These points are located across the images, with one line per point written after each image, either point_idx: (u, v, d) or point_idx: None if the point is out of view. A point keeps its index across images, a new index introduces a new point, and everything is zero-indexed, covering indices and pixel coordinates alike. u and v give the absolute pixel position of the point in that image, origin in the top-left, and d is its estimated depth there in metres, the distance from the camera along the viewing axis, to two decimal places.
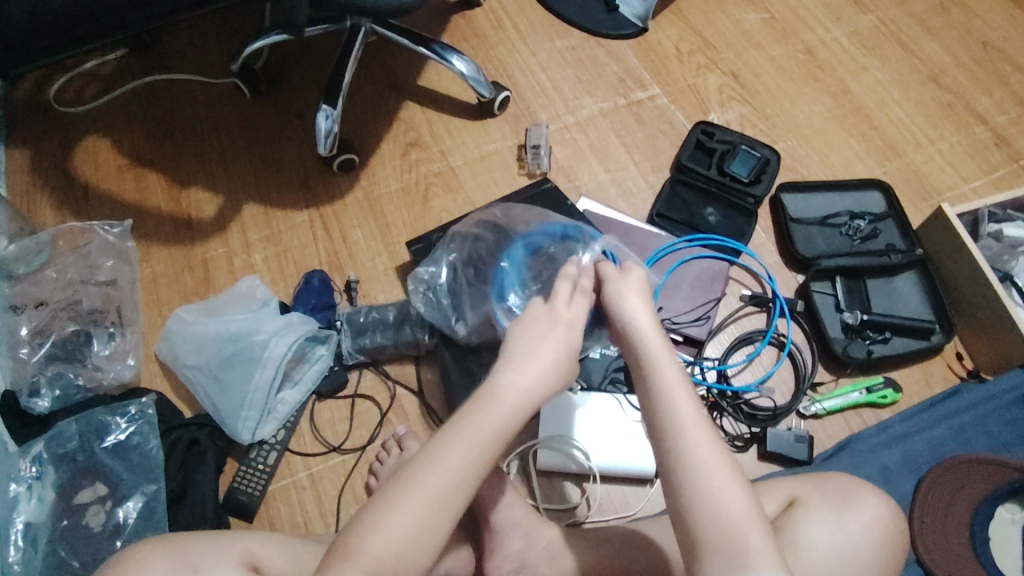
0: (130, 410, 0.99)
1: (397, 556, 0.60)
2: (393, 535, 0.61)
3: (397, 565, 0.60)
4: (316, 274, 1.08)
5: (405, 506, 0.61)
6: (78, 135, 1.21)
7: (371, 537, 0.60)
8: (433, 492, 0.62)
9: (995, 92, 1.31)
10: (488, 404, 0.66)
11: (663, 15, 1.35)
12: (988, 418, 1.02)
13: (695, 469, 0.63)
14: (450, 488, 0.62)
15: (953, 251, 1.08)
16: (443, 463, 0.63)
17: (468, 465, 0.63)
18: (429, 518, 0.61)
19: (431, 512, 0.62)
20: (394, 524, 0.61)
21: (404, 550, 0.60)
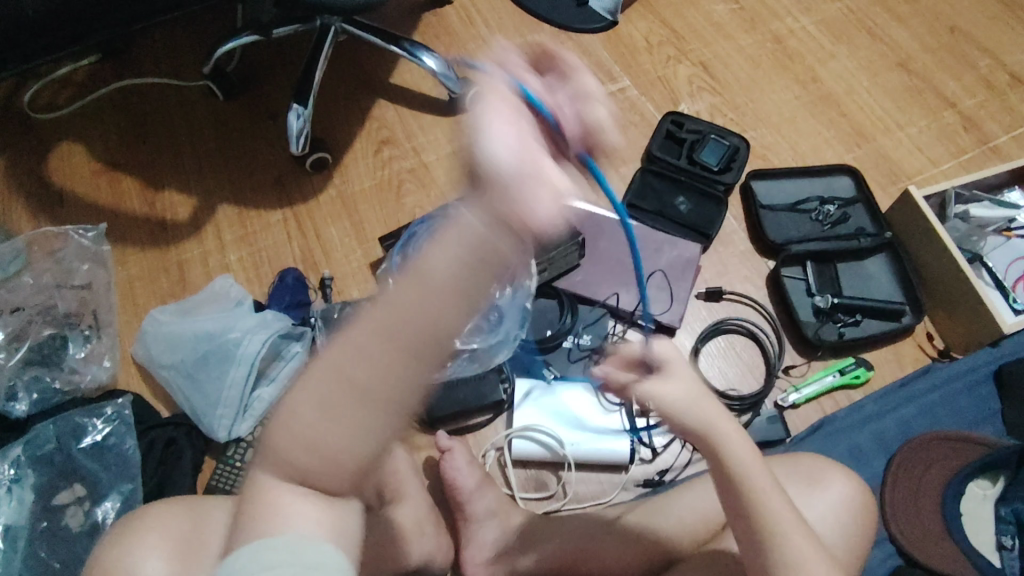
0: (106, 411, 0.99)
1: (307, 449, 0.49)
2: (301, 420, 0.48)
3: (304, 454, 0.49)
4: (289, 272, 1.08)
5: (300, 400, 0.48)
6: (52, 141, 1.21)
7: (278, 422, 0.50)
8: (338, 377, 0.47)
9: (963, 77, 1.32)
10: (381, 301, 0.46)
11: (632, 8, 1.36)
12: (957, 396, 1.04)
13: (745, 465, 0.68)
14: (336, 401, 0.47)
15: (921, 233, 1.09)
16: (324, 366, 0.47)
17: (379, 354, 0.45)
18: (340, 402, 0.47)
19: (351, 411, 0.47)
20: (297, 415, 0.48)
21: (317, 449, 0.49)
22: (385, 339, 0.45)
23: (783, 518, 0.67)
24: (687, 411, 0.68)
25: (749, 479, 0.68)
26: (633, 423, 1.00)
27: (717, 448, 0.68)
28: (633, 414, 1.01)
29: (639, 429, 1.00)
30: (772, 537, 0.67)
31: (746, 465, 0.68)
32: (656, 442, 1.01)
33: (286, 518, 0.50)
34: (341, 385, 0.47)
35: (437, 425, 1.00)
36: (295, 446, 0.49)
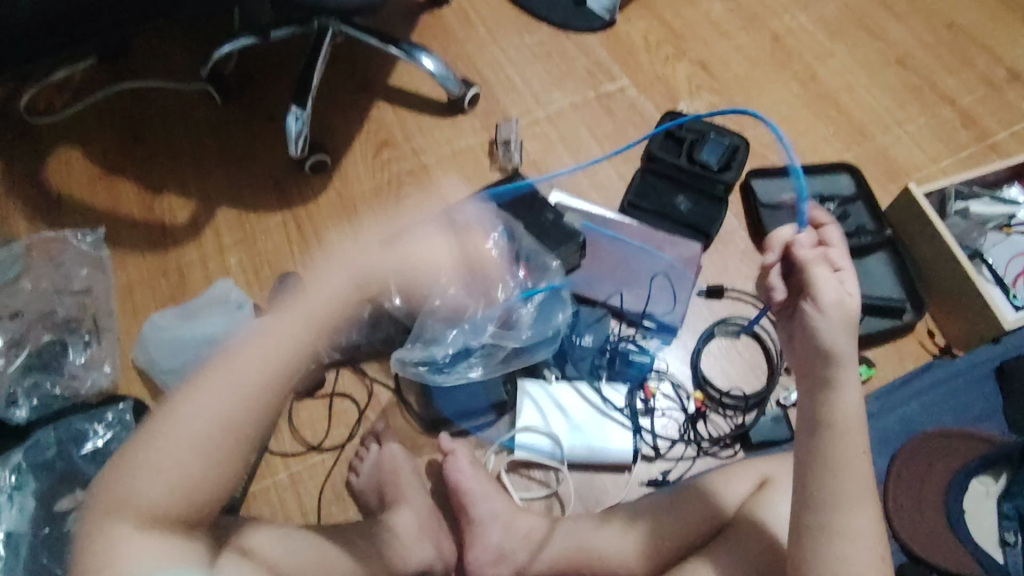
0: (107, 417, 0.99)
1: (170, 490, 0.60)
2: (168, 460, 0.60)
3: (171, 496, 0.60)
4: (289, 276, 1.08)
5: (167, 446, 0.61)
6: (49, 146, 1.21)
7: (138, 483, 0.60)
8: (195, 430, 0.61)
9: (962, 73, 1.32)
10: (234, 363, 0.63)
11: (631, 6, 1.36)
12: (959, 393, 1.04)
13: (852, 439, 0.68)
14: (211, 438, 0.61)
15: (921, 231, 1.09)
16: (183, 400, 0.62)
17: (253, 377, 0.63)
18: (219, 441, 0.62)
19: (196, 468, 0.61)
20: (143, 490, 0.60)
21: (181, 485, 0.61)
22: (249, 382, 0.63)
23: (863, 502, 0.67)
24: (834, 335, 0.67)
25: (849, 437, 0.67)
26: (634, 423, 1.01)
27: (835, 416, 0.68)
28: (635, 415, 1.02)
29: (642, 427, 1.01)
30: (842, 507, 0.66)
31: (848, 425, 0.68)
32: (658, 440, 1.01)
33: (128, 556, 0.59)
34: (208, 431, 0.61)
35: (439, 428, 1.01)
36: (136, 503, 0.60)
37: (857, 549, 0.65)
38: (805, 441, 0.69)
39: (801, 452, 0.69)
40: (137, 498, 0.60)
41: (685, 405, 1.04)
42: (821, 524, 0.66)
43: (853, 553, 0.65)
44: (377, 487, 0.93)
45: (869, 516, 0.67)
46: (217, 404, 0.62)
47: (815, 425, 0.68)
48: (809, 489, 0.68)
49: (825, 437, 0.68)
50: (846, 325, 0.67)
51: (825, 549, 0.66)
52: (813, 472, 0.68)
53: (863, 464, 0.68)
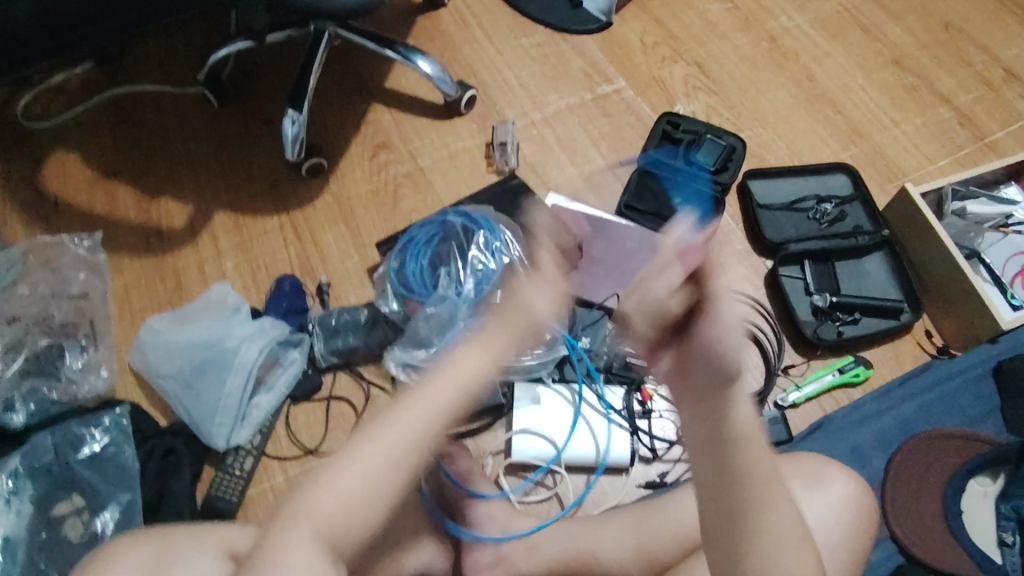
0: (104, 421, 0.98)
1: (346, 511, 0.56)
2: (343, 484, 0.56)
3: (342, 518, 0.56)
4: (287, 279, 1.08)
5: (355, 465, 0.57)
6: (46, 151, 1.21)
7: (320, 496, 0.56)
8: (383, 456, 0.57)
9: (958, 73, 1.32)
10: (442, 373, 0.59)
11: (627, 8, 1.36)
12: (957, 393, 1.03)
13: (751, 439, 0.55)
14: (387, 465, 0.57)
15: (919, 231, 1.09)
16: (411, 404, 0.58)
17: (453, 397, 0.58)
18: (389, 469, 0.57)
19: (367, 495, 0.57)
20: (320, 504, 0.56)
21: (351, 513, 0.56)
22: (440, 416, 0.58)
23: (774, 502, 0.57)
24: (736, 354, 0.52)
25: (751, 456, 0.56)
26: (632, 425, 1.01)
27: (730, 429, 0.55)
28: (632, 416, 1.01)
29: (639, 429, 1.01)
30: (760, 509, 0.56)
31: (748, 435, 0.55)
32: (656, 442, 1.01)
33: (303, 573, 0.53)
34: (383, 463, 0.57)
35: None
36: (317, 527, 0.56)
37: (787, 547, 0.56)
38: (709, 465, 0.55)
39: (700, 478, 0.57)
40: (314, 513, 0.56)
41: None
42: (743, 549, 0.56)
43: (774, 558, 0.56)
44: None
45: (786, 510, 0.57)
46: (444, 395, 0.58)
47: (716, 450, 0.55)
48: (721, 513, 0.56)
49: (722, 455, 0.55)
50: (741, 337, 0.53)
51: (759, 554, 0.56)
52: (717, 496, 0.56)
53: (763, 466, 0.56)
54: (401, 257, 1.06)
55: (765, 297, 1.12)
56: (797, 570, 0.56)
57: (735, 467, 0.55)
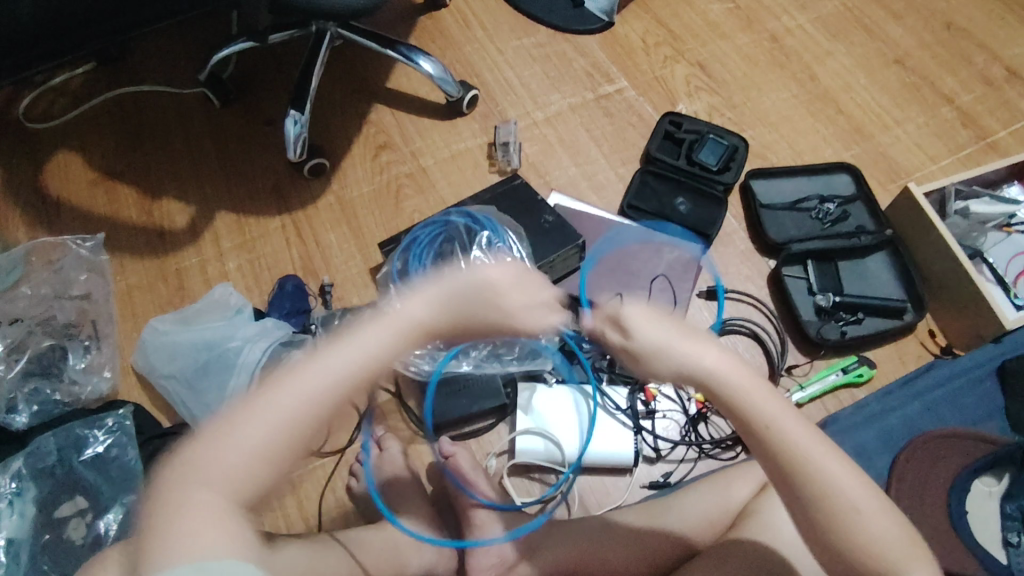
0: (107, 422, 0.98)
1: (245, 464, 0.57)
2: (247, 436, 0.57)
3: (244, 471, 0.57)
4: (290, 280, 1.08)
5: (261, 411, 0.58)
6: (48, 152, 1.21)
7: (223, 446, 0.57)
8: (289, 407, 0.58)
9: (960, 72, 1.32)
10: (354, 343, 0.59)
11: (628, 8, 1.36)
12: (961, 393, 1.03)
13: (818, 452, 0.60)
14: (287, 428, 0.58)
15: (922, 230, 1.09)
16: (318, 367, 0.58)
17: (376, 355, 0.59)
18: (294, 419, 0.58)
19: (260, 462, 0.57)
20: (223, 453, 0.57)
21: (252, 463, 0.57)
22: (354, 378, 0.59)
23: (863, 514, 0.60)
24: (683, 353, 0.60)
25: (758, 409, 0.60)
26: (636, 424, 1.00)
27: (791, 448, 0.60)
28: (636, 416, 1.01)
29: (642, 429, 1.01)
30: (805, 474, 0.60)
31: (749, 391, 0.60)
32: (659, 442, 1.01)
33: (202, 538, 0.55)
34: (291, 418, 0.58)
35: (440, 432, 1.00)
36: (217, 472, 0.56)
37: (886, 550, 0.60)
38: (786, 490, 0.61)
39: (789, 504, 0.62)
40: (216, 461, 0.57)
41: (685, 406, 1.03)
42: (846, 559, 0.60)
43: (841, 519, 0.60)
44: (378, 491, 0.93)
45: (833, 466, 0.60)
46: (375, 351, 0.59)
47: (786, 479, 0.60)
48: (820, 542, 0.61)
49: (798, 481, 0.60)
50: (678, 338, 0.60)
51: (831, 525, 0.60)
52: (809, 523, 0.61)
53: (779, 417, 0.61)
54: (403, 257, 1.05)
55: (767, 296, 1.12)
56: (873, 522, 0.60)
57: (817, 492, 0.60)
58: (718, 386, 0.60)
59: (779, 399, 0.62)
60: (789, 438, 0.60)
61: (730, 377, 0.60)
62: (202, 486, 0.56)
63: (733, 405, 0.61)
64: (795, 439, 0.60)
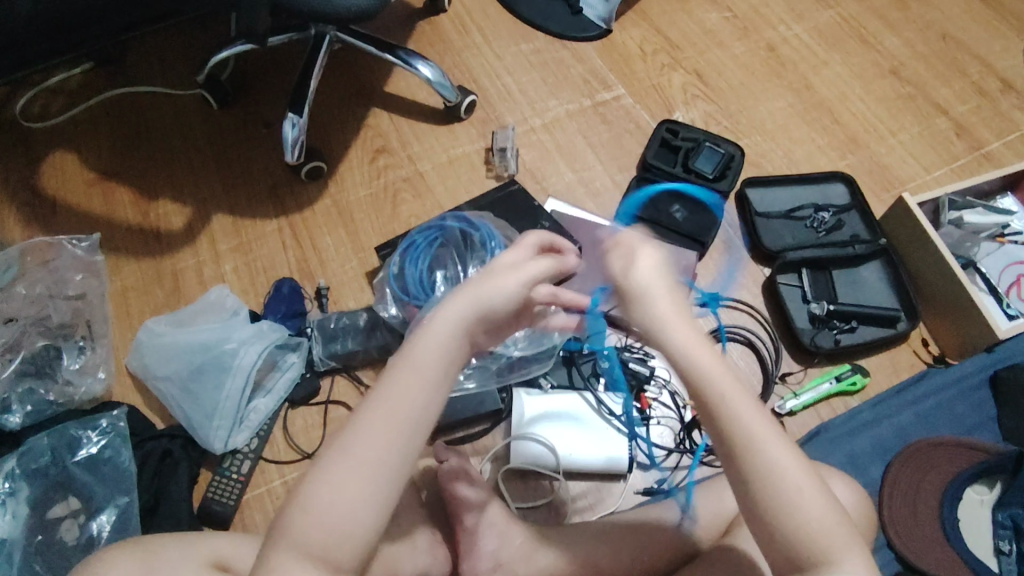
0: (100, 424, 0.98)
1: (328, 530, 0.58)
2: (324, 502, 0.58)
3: (327, 535, 0.58)
4: (286, 282, 1.08)
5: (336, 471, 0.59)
6: (45, 151, 1.20)
7: (301, 513, 0.59)
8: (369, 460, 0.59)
9: (955, 84, 1.33)
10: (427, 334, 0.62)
11: (626, 16, 1.37)
12: (952, 402, 1.04)
13: (755, 437, 0.60)
14: (384, 452, 0.59)
15: (917, 240, 1.09)
16: (403, 374, 0.61)
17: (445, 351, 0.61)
18: (376, 467, 0.59)
19: (367, 486, 0.59)
20: (302, 521, 0.58)
21: (334, 527, 0.58)
22: (424, 393, 0.61)
23: (809, 496, 0.60)
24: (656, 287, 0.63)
25: (715, 385, 0.61)
26: (632, 431, 1.00)
27: (729, 427, 0.60)
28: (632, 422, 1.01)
29: (637, 437, 1.01)
30: (750, 449, 0.60)
31: (711, 372, 0.61)
32: (654, 449, 1.02)
33: None
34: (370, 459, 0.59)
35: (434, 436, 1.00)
36: (311, 525, 0.58)
37: (826, 532, 0.59)
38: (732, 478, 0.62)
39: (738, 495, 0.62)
40: (296, 533, 0.58)
41: (681, 413, 1.04)
42: (793, 550, 0.60)
43: (779, 498, 0.60)
44: None
45: (778, 444, 0.61)
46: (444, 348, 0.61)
47: (731, 455, 0.61)
48: (767, 527, 0.60)
49: (735, 466, 0.61)
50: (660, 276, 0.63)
51: (771, 502, 0.60)
52: (748, 507, 0.61)
53: (736, 394, 0.61)
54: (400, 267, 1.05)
55: (762, 304, 1.13)
56: (814, 504, 0.60)
57: (751, 480, 0.60)
58: (672, 352, 0.61)
59: (742, 385, 0.62)
60: (738, 414, 0.60)
61: (685, 357, 0.61)
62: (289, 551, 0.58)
63: (694, 388, 0.61)
64: (746, 420, 0.60)
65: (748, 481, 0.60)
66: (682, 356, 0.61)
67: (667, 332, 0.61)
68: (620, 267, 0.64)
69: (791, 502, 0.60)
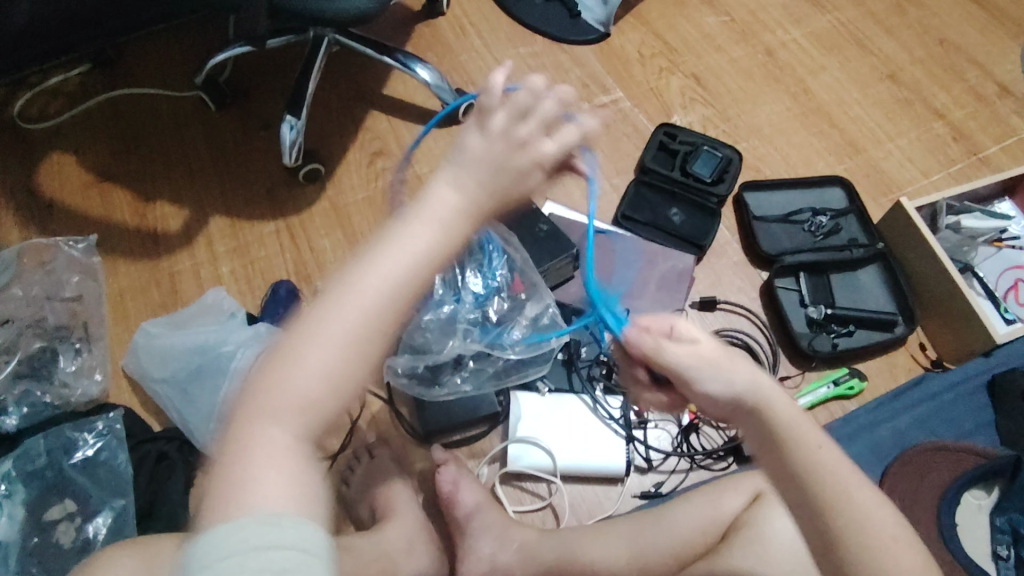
0: (97, 426, 0.98)
1: (306, 396, 0.53)
2: (306, 369, 0.54)
3: (304, 403, 0.53)
4: (282, 286, 1.08)
5: (317, 341, 0.54)
6: (42, 153, 1.20)
7: (281, 382, 0.54)
8: (345, 331, 0.55)
9: (953, 88, 1.34)
10: (412, 237, 0.59)
11: (624, 20, 1.37)
12: (949, 407, 1.04)
13: (840, 489, 0.58)
14: (360, 326, 0.55)
15: (913, 244, 1.10)
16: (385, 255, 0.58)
17: (439, 242, 0.60)
18: (356, 338, 0.55)
19: (347, 360, 0.55)
20: (283, 386, 0.53)
21: (315, 394, 0.54)
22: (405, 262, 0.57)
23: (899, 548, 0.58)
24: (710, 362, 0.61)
25: (798, 442, 0.59)
26: (629, 434, 1.01)
27: (812, 482, 0.58)
28: (629, 425, 1.01)
29: (634, 440, 1.01)
30: (835, 505, 0.58)
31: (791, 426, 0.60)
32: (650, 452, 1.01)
33: (265, 476, 0.51)
34: (353, 328, 0.55)
35: (431, 439, 0.99)
36: (286, 395, 0.53)
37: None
38: (810, 531, 0.59)
39: (812, 545, 0.59)
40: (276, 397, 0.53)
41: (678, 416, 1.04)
42: None
43: (868, 551, 0.57)
44: (367, 498, 0.93)
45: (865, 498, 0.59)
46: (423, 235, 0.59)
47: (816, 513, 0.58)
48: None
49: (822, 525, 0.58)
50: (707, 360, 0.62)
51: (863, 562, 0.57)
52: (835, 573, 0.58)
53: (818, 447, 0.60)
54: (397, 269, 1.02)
55: (760, 308, 1.12)
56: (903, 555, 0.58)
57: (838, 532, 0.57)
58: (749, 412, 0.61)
59: (814, 428, 0.61)
60: (823, 470, 0.58)
61: (770, 413, 0.61)
62: (267, 424, 0.53)
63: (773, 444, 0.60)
64: (830, 472, 0.59)
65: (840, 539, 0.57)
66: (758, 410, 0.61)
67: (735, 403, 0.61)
68: (652, 345, 0.63)
69: (876, 549, 0.57)
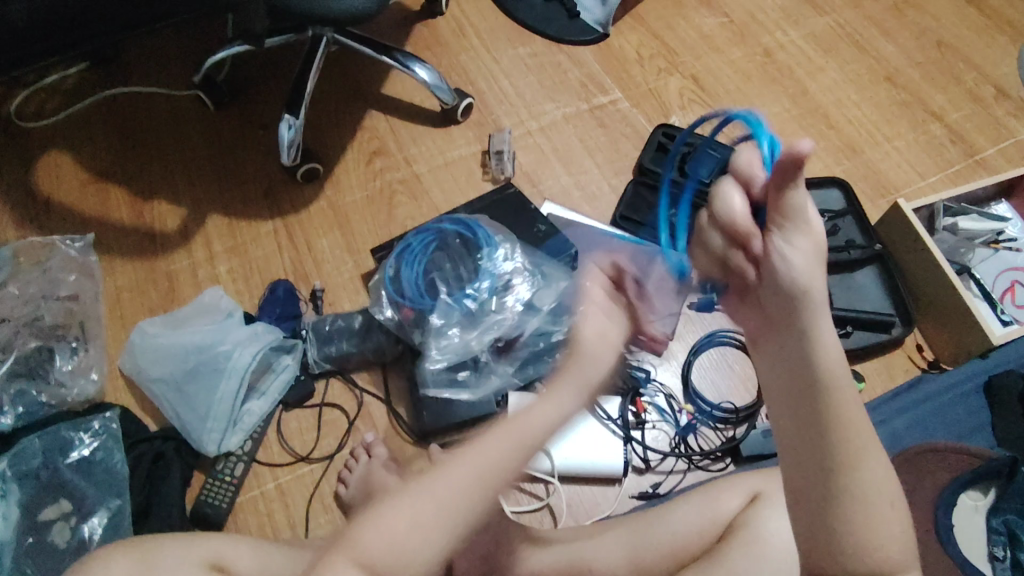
0: (93, 425, 0.97)
1: (394, 550, 0.60)
2: (392, 527, 0.61)
3: (386, 555, 0.60)
4: (280, 284, 1.08)
5: (417, 500, 0.62)
6: (39, 152, 1.20)
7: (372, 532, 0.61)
8: (442, 500, 0.61)
9: (950, 90, 1.34)
10: (529, 423, 0.64)
11: (622, 20, 1.37)
12: (946, 408, 1.04)
13: (860, 434, 0.54)
14: (456, 498, 0.61)
15: (910, 245, 1.10)
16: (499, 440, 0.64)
17: (543, 432, 0.65)
18: (451, 510, 0.61)
19: (436, 527, 0.61)
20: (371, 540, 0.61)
21: (400, 551, 0.60)
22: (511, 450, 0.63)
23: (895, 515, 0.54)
24: (803, 260, 0.54)
25: (836, 388, 0.54)
26: (626, 435, 1.01)
27: (835, 419, 0.54)
28: (626, 426, 1.02)
29: (631, 441, 1.01)
30: (847, 446, 0.53)
31: (836, 364, 0.54)
32: (648, 453, 1.01)
33: None
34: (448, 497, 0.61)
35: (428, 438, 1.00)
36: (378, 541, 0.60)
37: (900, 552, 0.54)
38: (810, 471, 0.54)
39: (792, 474, 0.55)
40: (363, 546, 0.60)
41: (676, 417, 1.04)
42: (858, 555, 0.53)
43: (865, 509, 0.53)
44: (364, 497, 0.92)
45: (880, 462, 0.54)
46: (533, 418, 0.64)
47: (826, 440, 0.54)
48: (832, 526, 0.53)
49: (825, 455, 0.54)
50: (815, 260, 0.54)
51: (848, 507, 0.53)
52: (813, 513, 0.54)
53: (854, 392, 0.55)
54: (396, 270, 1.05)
55: None
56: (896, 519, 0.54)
57: (841, 465, 0.53)
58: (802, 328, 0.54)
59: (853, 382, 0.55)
60: (849, 412, 0.54)
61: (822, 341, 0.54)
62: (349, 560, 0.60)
63: (813, 381, 0.54)
64: (855, 418, 0.54)
65: (837, 468, 0.53)
66: (814, 330, 0.54)
67: (799, 317, 0.55)
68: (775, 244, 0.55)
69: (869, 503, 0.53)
